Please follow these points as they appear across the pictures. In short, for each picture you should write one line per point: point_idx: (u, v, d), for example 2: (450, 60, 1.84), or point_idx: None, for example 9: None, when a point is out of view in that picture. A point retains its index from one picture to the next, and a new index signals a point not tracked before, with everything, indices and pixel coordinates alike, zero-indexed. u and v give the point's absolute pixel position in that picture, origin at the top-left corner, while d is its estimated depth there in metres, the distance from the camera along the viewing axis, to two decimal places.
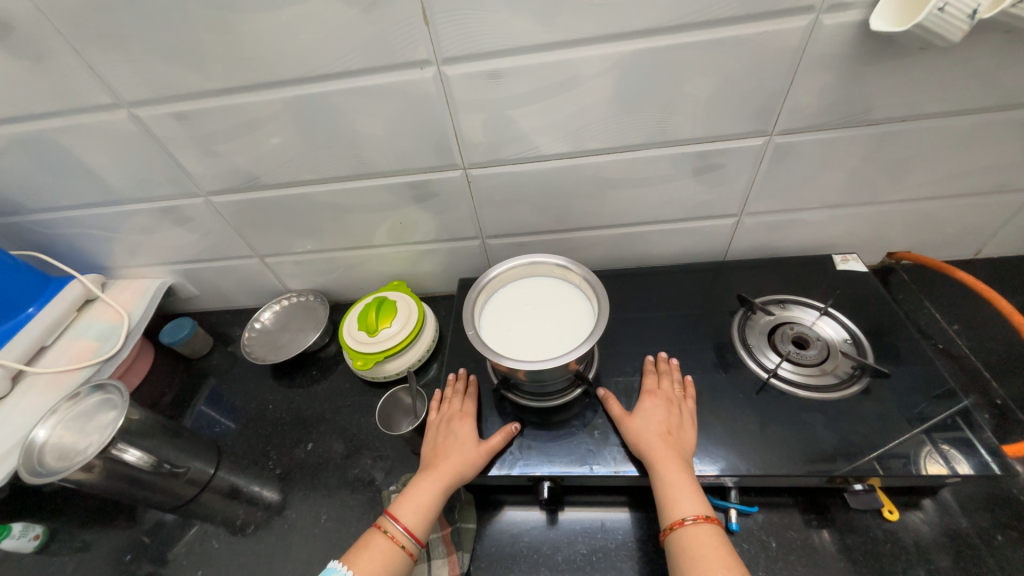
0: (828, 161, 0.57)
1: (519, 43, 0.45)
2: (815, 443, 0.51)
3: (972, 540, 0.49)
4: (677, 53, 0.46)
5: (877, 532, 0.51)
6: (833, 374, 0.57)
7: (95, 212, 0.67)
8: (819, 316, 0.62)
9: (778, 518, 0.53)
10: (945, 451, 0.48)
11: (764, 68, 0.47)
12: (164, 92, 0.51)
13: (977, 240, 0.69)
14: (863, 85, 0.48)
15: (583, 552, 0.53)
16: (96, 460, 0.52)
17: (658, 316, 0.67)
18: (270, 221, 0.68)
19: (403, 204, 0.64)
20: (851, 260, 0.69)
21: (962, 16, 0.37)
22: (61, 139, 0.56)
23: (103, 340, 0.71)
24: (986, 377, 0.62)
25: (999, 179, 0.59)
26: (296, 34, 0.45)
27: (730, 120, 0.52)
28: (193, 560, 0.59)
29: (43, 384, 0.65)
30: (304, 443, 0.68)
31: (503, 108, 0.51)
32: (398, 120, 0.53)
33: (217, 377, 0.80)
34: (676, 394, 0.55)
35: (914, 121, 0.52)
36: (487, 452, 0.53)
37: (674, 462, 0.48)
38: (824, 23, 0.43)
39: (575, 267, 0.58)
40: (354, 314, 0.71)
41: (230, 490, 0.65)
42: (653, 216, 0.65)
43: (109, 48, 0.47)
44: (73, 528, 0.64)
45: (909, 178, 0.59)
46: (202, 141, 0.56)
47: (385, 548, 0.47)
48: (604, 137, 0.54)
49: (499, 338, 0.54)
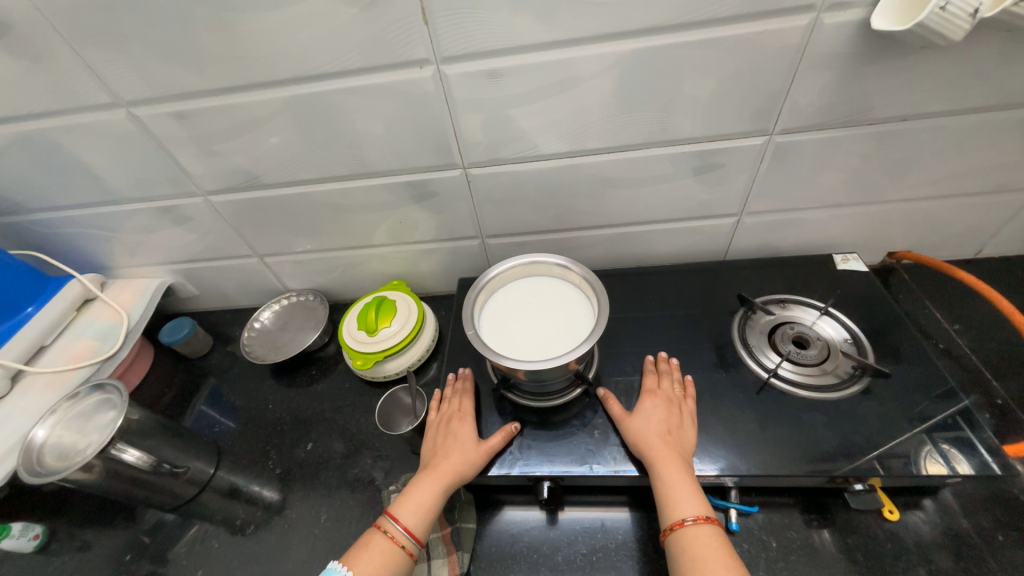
0: (829, 161, 0.57)
1: (519, 42, 0.45)
2: (815, 443, 0.51)
3: (972, 540, 0.49)
4: (676, 52, 0.46)
5: (877, 532, 0.51)
6: (834, 374, 0.56)
7: (95, 212, 0.67)
8: (820, 316, 0.62)
9: (779, 518, 0.53)
10: (945, 451, 0.48)
11: (765, 67, 0.47)
12: (162, 91, 0.51)
13: (978, 240, 0.69)
14: (864, 84, 0.48)
15: (583, 552, 0.53)
16: (96, 460, 0.52)
17: (658, 316, 0.67)
18: (269, 220, 0.68)
19: (403, 204, 0.64)
20: (851, 259, 0.69)
21: (963, 16, 0.37)
22: (60, 139, 0.56)
23: (103, 340, 0.71)
24: (987, 377, 0.62)
25: (1000, 178, 0.58)
26: (295, 33, 0.45)
27: (730, 120, 0.52)
28: (193, 560, 0.59)
29: (42, 384, 0.65)
30: (304, 443, 0.68)
31: (503, 107, 0.51)
32: (398, 119, 0.53)
33: (217, 376, 0.80)
34: (676, 394, 0.55)
35: (914, 120, 0.52)
36: (487, 453, 0.53)
37: (675, 462, 0.48)
38: (824, 22, 0.43)
39: (575, 267, 0.57)
40: (353, 313, 0.71)
41: (230, 489, 0.65)
42: (653, 216, 0.65)
43: (108, 47, 0.47)
44: (73, 528, 0.64)
45: (910, 178, 0.59)
46: (201, 141, 0.56)
47: (385, 548, 0.47)
48: (604, 136, 0.54)
49: (499, 338, 0.54)
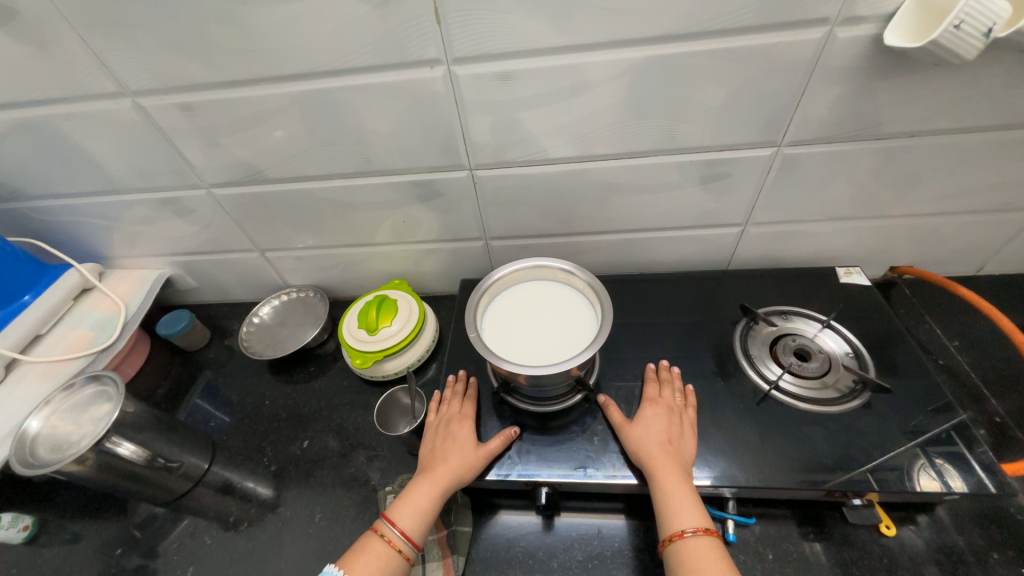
0: (835, 175, 0.57)
1: (531, 46, 0.45)
2: (813, 456, 0.51)
3: (967, 556, 0.50)
4: (689, 61, 0.46)
5: (873, 547, 0.51)
6: (835, 388, 0.56)
7: (96, 201, 0.66)
8: (822, 328, 0.62)
9: (775, 530, 0.53)
10: (939, 466, 0.49)
11: (776, 77, 0.47)
12: (168, 81, 0.50)
13: (979, 257, 0.70)
14: (873, 100, 0.48)
15: (579, 559, 0.53)
16: (90, 453, 0.52)
17: (659, 323, 0.67)
18: (272, 215, 0.67)
19: (408, 203, 0.64)
20: (854, 273, 0.69)
21: (977, 34, 0.37)
22: (62, 126, 0.55)
23: (99, 330, 0.70)
24: (985, 393, 0.63)
25: (1004, 197, 0.59)
26: (304, 29, 0.45)
27: (738, 130, 0.52)
28: (183, 555, 0.58)
29: (37, 374, 0.65)
30: (301, 440, 0.68)
31: (513, 110, 0.51)
32: (406, 118, 0.53)
33: (213, 370, 0.79)
34: (678, 403, 0.55)
35: (924, 137, 0.52)
36: (485, 456, 0.52)
37: (674, 471, 0.48)
38: (838, 36, 0.43)
39: (580, 272, 0.57)
40: (353, 311, 0.71)
41: (223, 485, 0.64)
42: (658, 223, 0.65)
43: (116, 36, 0.46)
44: (63, 520, 0.63)
45: (916, 195, 0.59)
46: (205, 133, 0.55)
47: (383, 552, 0.46)
48: (612, 142, 0.54)
49: (500, 342, 0.53)
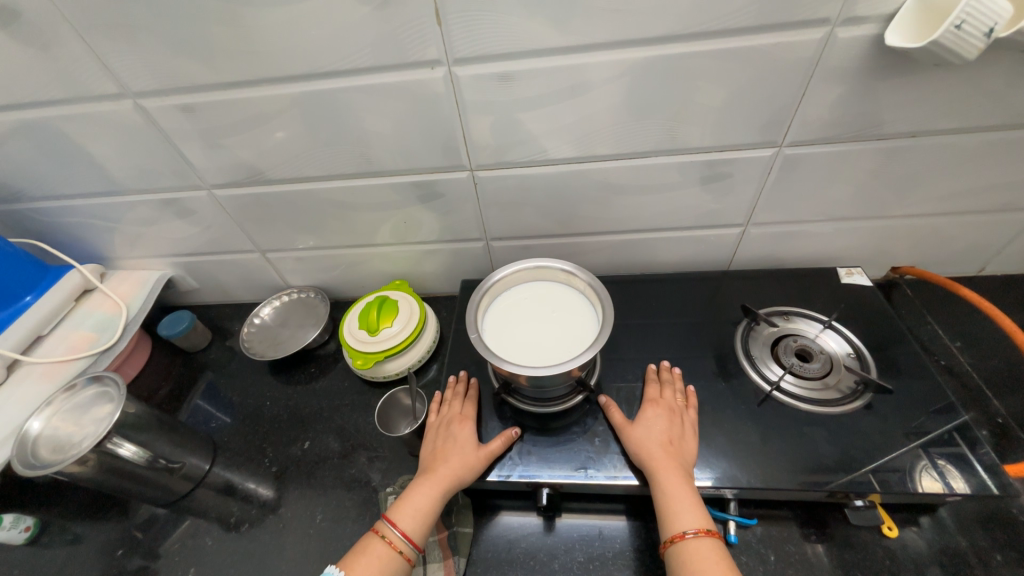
0: (836, 175, 0.57)
1: (531, 46, 0.45)
2: (815, 457, 0.51)
3: (969, 557, 0.49)
4: (688, 62, 0.46)
5: (875, 548, 0.51)
6: (836, 389, 0.56)
7: (97, 202, 0.66)
8: (823, 328, 0.62)
9: (777, 531, 0.53)
10: (942, 467, 0.48)
11: (776, 78, 0.47)
12: (169, 82, 0.50)
13: (981, 257, 0.69)
14: (874, 100, 0.48)
15: (581, 560, 0.53)
16: (90, 454, 0.52)
17: (660, 324, 0.67)
18: (273, 216, 0.67)
19: (408, 204, 0.64)
20: (855, 273, 0.69)
21: (978, 34, 0.37)
22: (63, 127, 0.56)
23: (101, 331, 0.71)
24: (987, 394, 0.62)
25: (1006, 197, 0.58)
26: (305, 30, 0.45)
27: (739, 131, 0.52)
28: (185, 556, 0.58)
29: (38, 375, 0.65)
30: (301, 441, 0.68)
31: (514, 110, 0.51)
32: (407, 119, 0.53)
33: (214, 371, 0.79)
34: (679, 404, 0.55)
35: (925, 136, 0.52)
36: (486, 457, 0.52)
37: (675, 472, 0.48)
38: (839, 36, 0.43)
39: (581, 273, 0.57)
40: (354, 312, 0.71)
41: (224, 486, 0.64)
42: (659, 224, 0.65)
43: (118, 38, 0.47)
44: (64, 521, 0.63)
45: (917, 195, 0.59)
46: (206, 134, 0.55)
47: (384, 553, 0.46)
48: (612, 143, 0.54)
49: (501, 342, 0.53)
